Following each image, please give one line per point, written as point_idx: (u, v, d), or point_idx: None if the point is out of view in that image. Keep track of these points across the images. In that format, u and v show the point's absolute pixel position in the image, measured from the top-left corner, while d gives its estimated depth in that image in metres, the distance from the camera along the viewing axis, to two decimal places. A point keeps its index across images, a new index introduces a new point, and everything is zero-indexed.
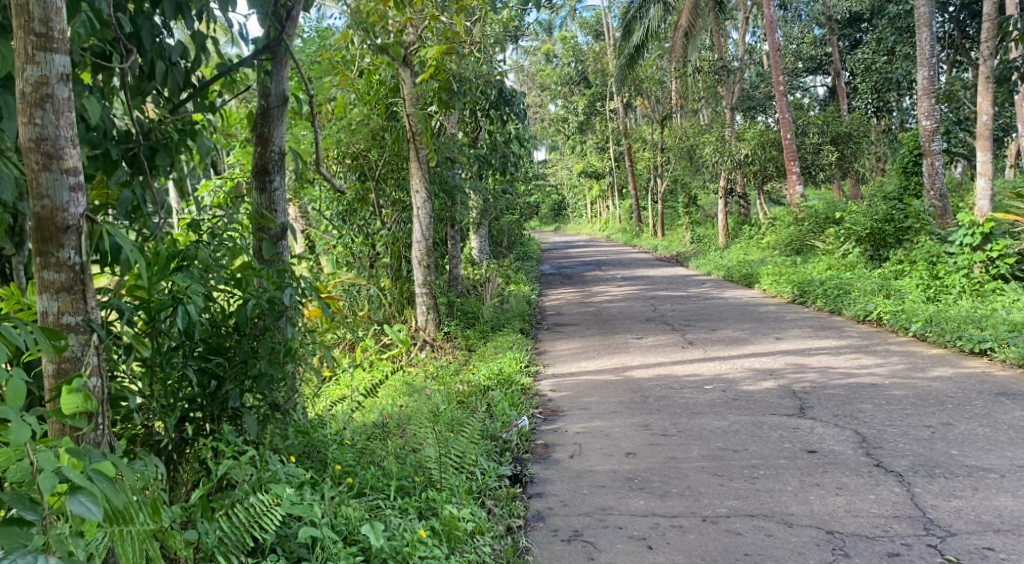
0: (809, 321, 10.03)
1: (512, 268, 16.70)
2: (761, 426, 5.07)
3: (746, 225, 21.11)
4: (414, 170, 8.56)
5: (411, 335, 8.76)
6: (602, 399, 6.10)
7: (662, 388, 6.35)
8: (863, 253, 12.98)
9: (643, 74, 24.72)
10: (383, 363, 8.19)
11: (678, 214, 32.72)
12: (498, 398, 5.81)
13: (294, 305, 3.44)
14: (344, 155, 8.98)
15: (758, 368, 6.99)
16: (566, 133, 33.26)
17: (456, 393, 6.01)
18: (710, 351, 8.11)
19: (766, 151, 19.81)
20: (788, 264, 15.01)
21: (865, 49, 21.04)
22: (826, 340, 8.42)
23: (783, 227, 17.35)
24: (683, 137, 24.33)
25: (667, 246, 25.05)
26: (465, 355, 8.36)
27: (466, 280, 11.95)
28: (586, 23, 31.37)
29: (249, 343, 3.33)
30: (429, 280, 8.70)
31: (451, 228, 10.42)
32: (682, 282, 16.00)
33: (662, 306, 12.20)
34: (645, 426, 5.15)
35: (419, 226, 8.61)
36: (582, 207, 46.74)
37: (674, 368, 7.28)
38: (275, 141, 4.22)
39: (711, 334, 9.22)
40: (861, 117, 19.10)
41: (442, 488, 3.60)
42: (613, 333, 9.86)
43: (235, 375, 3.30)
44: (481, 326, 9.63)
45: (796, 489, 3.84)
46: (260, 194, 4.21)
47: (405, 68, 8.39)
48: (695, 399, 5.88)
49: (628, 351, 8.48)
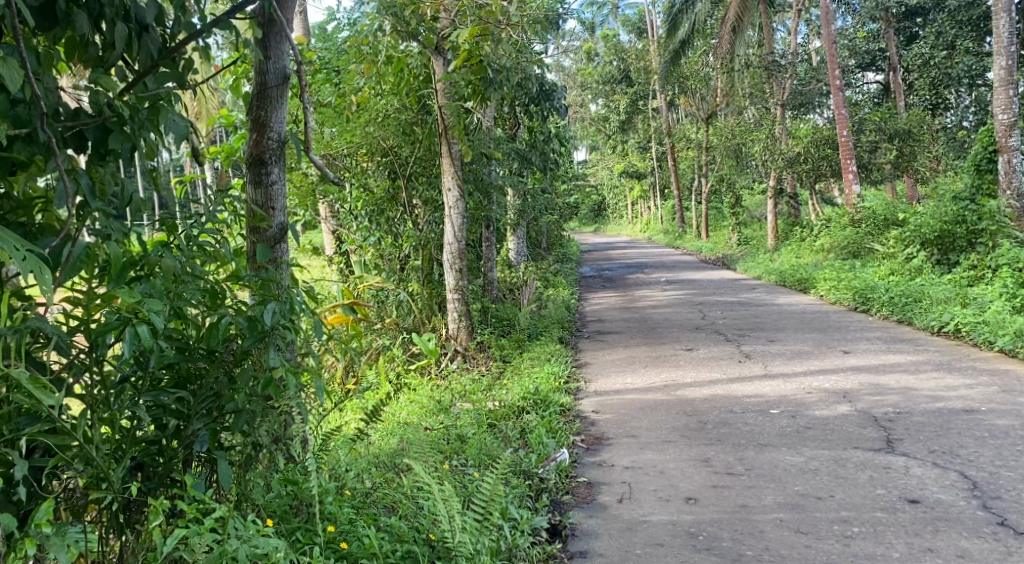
0: (876, 332, 9.17)
1: (551, 271, 15.99)
2: (845, 464, 4.31)
3: (797, 227, 20.11)
4: (445, 166, 7.92)
5: (441, 344, 8.10)
6: (653, 423, 5.38)
7: (721, 412, 5.61)
8: (930, 257, 12.04)
9: (689, 70, 23.79)
10: (411, 375, 7.56)
11: (723, 216, 31.61)
12: (533, 422, 5.13)
13: (282, 325, 2.77)
14: (373, 150, 8.34)
15: (828, 390, 6.20)
16: (607, 132, 32.46)
17: (487, 416, 5.34)
18: (770, 367, 7.33)
19: (820, 149, 18.81)
20: (846, 269, 14.08)
21: (923, 43, 19.81)
22: (901, 356, 7.57)
23: (837, 229, 16.40)
24: (729, 135, 23.38)
25: (712, 248, 24.08)
26: (499, 367, 7.69)
27: (502, 284, 11.27)
28: (629, 21, 30.55)
29: (221, 371, 2.70)
30: (461, 284, 8.03)
31: (486, 228, 9.73)
32: (732, 287, 15.13)
33: (711, 313, 11.41)
34: (706, 462, 4.43)
35: (451, 228, 7.97)
36: (622, 208, 45.74)
37: (732, 387, 6.52)
38: (280, 125, 3.58)
39: (769, 347, 8.43)
40: (921, 114, 18.02)
41: (463, 552, 2.97)
42: (660, 343, 9.10)
43: (204, 411, 2.67)
44: (517, 334, 8.93)
45: (903, 556, 3.10)
46: (255, 188, 3.55)
47: (437, 57, 7.78)
48: (761, 428, 5.13)
49: (678, 364, 7.72)
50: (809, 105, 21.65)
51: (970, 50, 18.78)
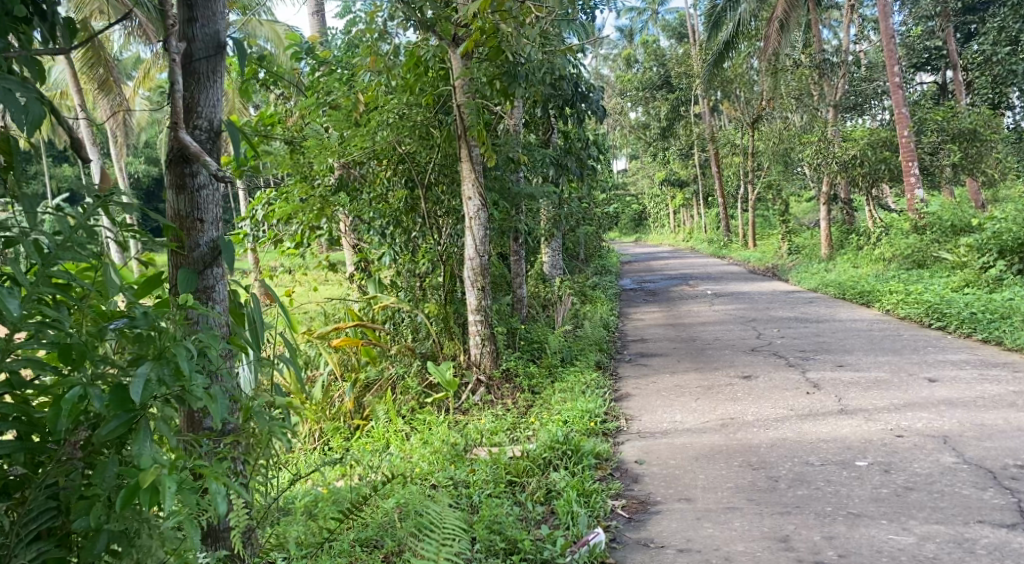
0: (961, 355, 8.07)
1: (589, 285, 14.93)
2: (973, 548, 3.32)
3: (853, 235, 18.73)
4: (465, 172, 7.06)
5: (461, 372, 7.15)
6: (710, 480, 4.36)
7: (795, 462, 4.59)
8: (1011, 267, 11.07)
9: (732, 73, 22.56)
10: (425, 411, 6.58)
11: (772, 225, 30.14)
12: (560, 480, 4.16)
13: (158, 404, 2.12)
14: (390, 157, 7.42)
15: (923, 434, 5.14)
16: (647, 140, 31.26)
17: (507, 474, 4.39)
18: (845, 401, 6.27)
19: (877, 152, 17.42)
20: (912, 280, 12.87)
21: (984, 39, 18.35)
22: (999, 386, 6.49)
23: (898, 237, 15.11)
24: (777, 138, 22.11)
25: (760, 257, 22.71)
26: (528, 401, 6.75)
27: (533, 299, 10.33)
28: (669, 25, 29.52)
29: (72, 469, 2.12)
30: (483, 304, 7.11)
31: (514, 241, 8.84)
32: (787, 301, 13.96)
33: (767, 331, 10.33)
34: (785, 543, 3.47)
35: (473, 240, 7.07)
36: (663, 218, 44.25)
37: (805, 427, 5.49)
38: (175, 106, 2.57)
39: (840, 374, 7.36)
40: (986, 113, 16.61)
41: None
42: (712, 368, 8.06)
43: (40, 528, 2.12)
44: (549, 358, 7.98)
45: None
46: (177, 195, 2.66)
47: (455, 50, 6.95)
48: (850, 488, 4.11)
49: (734, 395, 6.69)
50: (862, 107, 20.32)
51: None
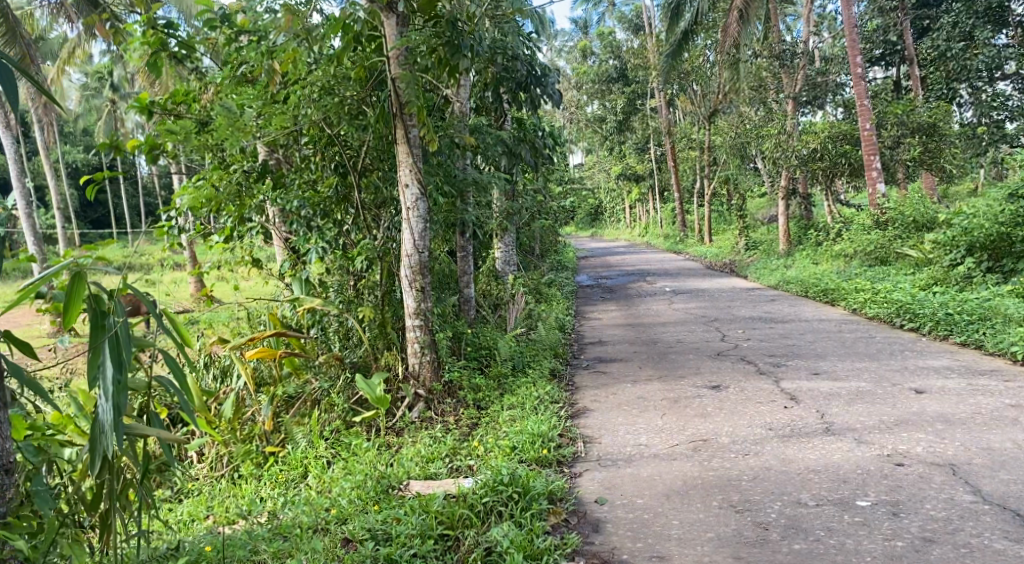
0: (941, 361, 7.45)
1: (543, 282, 14.09)
2: None
3: (811, 231, 18.17)
4: (401, 157, 6.18)
5: (396, 384, 6.28)
6: (686, 527, 3.62)
7: (785, 501, 3.87)
8: (978, 265, 10.54)
9: (688, 66, 21.79)
10: (353, 434, 5.76)
11: (729, 219, 29.61)
12: (503, 537, 3.44)
13: None
14: (316, 137, 6.48)
15: (927, 461, 4.44)
16: (602, 133, 30.40)
17: (438, 523, 3.59)
18: (828, 417, 5.57)
19: (837, 145, 16.76)
20: (875, 277, 12.30)
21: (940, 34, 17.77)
22: (993, 398, 5.85)
23: (858, 233, 14.56)
24: (734, 132, 21.40)
25: (717, 253, 22.11)
26: (473, 420, 5.96)
27: (481, 297, 9.48)
28: (624, 17, 28.59)
29: None
30: (423, 307, 6.26)
31: (460, 236, 7.98)
32: (748, 298, 13.32)
33: (732, 333, 9.63)
34: None
35: (410, 235, 6.22)
36: (619, 212, 43.51)
37: (790, 451, 4.78)
38: None
39: (816, 383, 6.67)
40: (944, 107, 16.09)
41: None
42: (675, 375, 7.33)
43: None
44: (498, 365, 7.15)
45: None
46: None
47: (388, 16, 6.05)
48: (855, 539, 3.43)
49: (703, 409, 5.97)
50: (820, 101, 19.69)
51: (988, 41, 16.57)
